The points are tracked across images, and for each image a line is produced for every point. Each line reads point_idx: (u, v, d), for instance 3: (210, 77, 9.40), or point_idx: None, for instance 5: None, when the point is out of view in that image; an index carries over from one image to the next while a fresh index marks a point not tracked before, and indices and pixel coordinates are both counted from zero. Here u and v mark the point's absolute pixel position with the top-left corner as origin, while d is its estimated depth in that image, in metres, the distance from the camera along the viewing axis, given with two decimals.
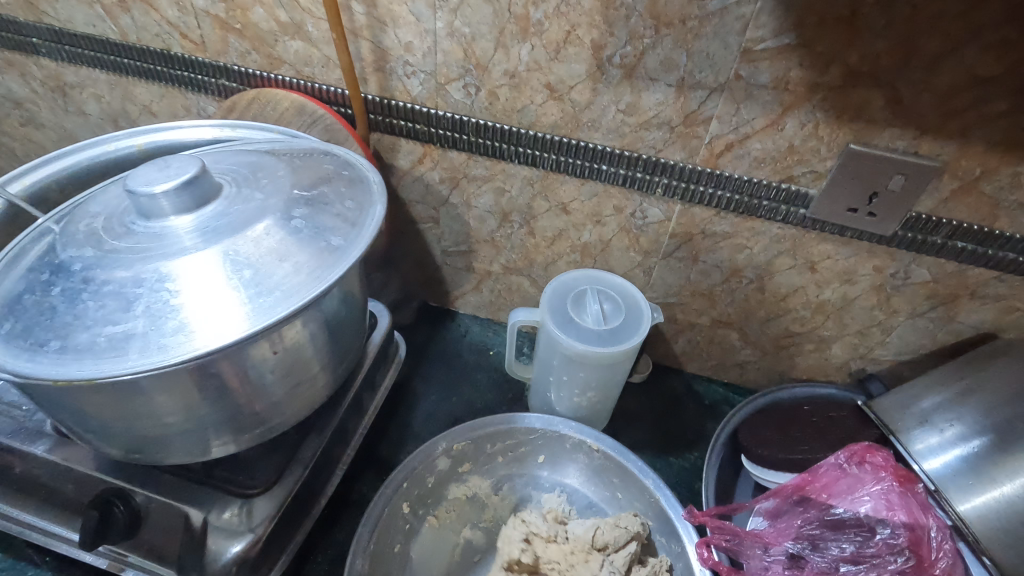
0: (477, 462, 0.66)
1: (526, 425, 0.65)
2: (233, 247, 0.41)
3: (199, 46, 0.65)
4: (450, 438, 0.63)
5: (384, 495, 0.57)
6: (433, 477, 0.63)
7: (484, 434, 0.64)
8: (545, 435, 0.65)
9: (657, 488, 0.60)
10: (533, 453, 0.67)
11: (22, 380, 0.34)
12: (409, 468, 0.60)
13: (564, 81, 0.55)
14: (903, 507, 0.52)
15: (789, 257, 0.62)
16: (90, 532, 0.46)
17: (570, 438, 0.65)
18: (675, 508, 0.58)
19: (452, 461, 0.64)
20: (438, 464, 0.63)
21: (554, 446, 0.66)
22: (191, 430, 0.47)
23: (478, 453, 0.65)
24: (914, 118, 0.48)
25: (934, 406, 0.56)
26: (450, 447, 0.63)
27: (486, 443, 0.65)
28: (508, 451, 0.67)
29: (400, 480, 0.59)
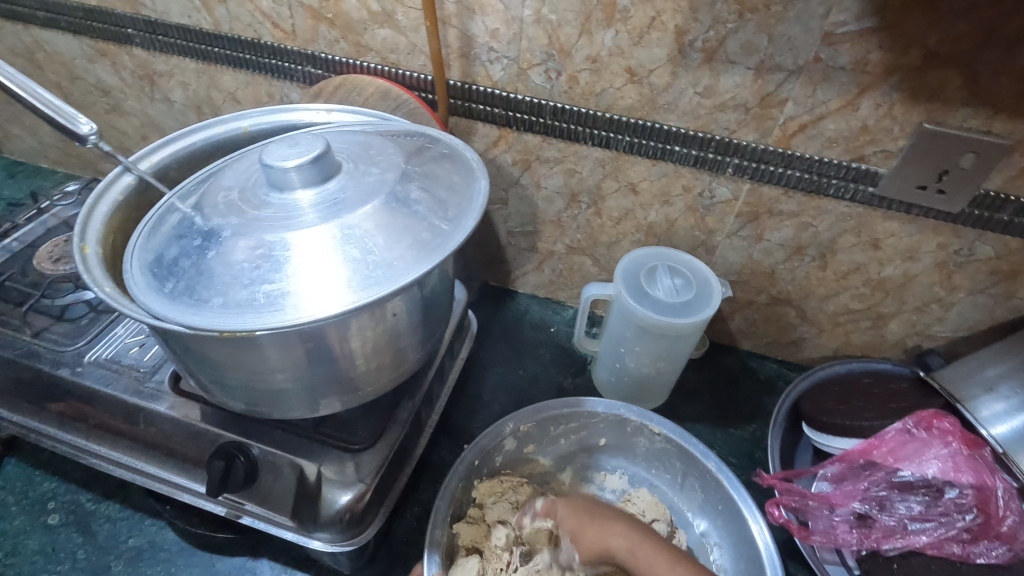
0: (542, 443, 0.68)
1: (589, 411, 0.66)
2: (362, 217, 0.45)
3: (289, 35, 0.69)
4: (517, 419, 0.64)
5: (457, 471, 0.59)
6: (500, 457, 0.65)
7: (547, 416, 0.65)
8: (608, 419, 0.67)
9: (719, 469, 0.62)
10: (594, 437, 0.69)
11: (194, 330, 0.38)
12: (479, 447, 0.62)
13: (644, 65, 0.58)
14: (970, 470, 0.53)
15: (854, 235, 0.64)
16: (217, 481, 0.50)
17: (631, 422, 0.66)
18: (737, 488, 0.60)
19: (518, 441, 0.66)
20: (506, 444, 0.65)
21: (613, 429, 0.68)
22: (307, 387, 0.51)
23: (542, 435, 0.67)
24: (989, 98, 0.51)
25: (998, 376, 0.59)
26: (517, 428, 0.64)
27: (550, 427, 0.67)
28: (570, 433, 0.68)
29: (472, 459, 0.61)
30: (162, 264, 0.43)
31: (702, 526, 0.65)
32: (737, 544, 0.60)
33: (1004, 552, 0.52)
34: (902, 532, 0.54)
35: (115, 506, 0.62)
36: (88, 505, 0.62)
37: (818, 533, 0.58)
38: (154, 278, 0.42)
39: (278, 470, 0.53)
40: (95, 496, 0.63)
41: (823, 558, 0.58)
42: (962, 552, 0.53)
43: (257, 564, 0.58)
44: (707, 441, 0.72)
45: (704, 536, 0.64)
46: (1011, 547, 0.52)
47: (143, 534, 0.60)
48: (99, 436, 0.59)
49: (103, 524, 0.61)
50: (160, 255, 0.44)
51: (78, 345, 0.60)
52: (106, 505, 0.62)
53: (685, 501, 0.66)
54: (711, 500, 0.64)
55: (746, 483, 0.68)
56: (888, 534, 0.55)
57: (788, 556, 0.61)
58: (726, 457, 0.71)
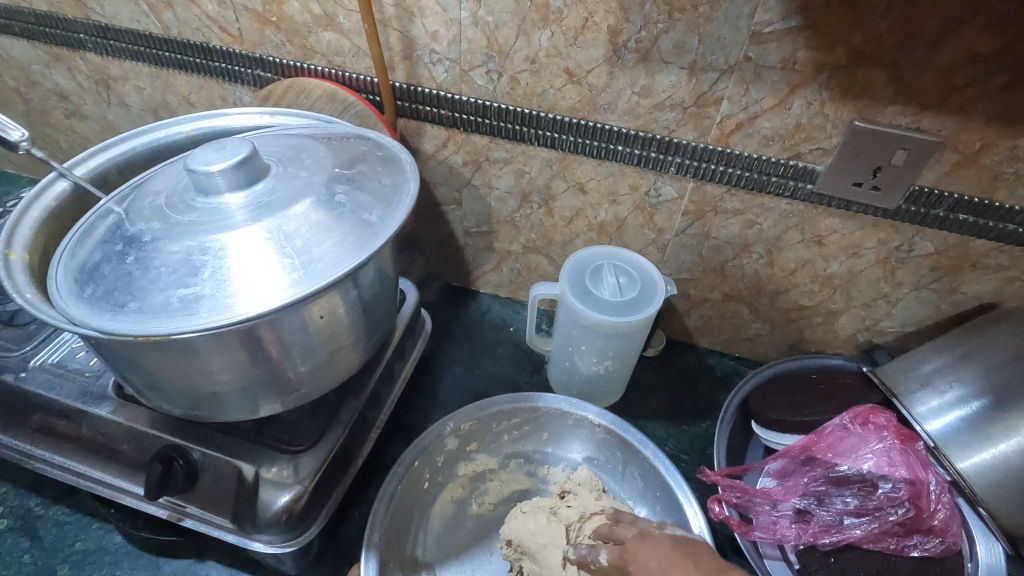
0: (484, 441, 0.69)
1: (530, 405, 0.68)
2: (285, 220, 0.45)
3: (237, 38, 0.69)
4: (457, 418, 0.66)
5: (395, 473, 0.60)
6: (442, 456, 0.66)
7: (489, 414, 0.67)
8: (551, 414, 0.69)
9: (655, 457, 0.64)
10: (538, 431, 0.70)
11: (108, 335, 0.39)
12: (420, 448, 0.63)
13: (581, 66, 0.59)
14: (904, 464, 0.55)
15: (798, 232, 0.65)
16: (155, 482, 0.50)
17: (573, 415, 0.68)
18: (673, 475, 0.62)
19: (459, 440, 0.67)
20: (447, 443, 0.66)
21: (556, 422, 0.70)
22: (242, 390, 0.51)
23: (484, 433, 0.68)
24: (916, 95, 0.51)
25: (936, 371, 0.59)
26: (458, 427, 0.66)
27: (492, 423, 0.68)
28: (514, 429, 0.70)
29: (412, 460, 0.62)
30: (84, 270, 0.43)
31: (642, 513, 0.65)
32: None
33: (936, 545, 0.53)
34: (838, 527, 0.55)
35: (64, 510, 0.62)
36: (36, 510, 0.62)
37: (759, 528, 0.57)
38: (75, 284, 0.43)
39: (218, 475, 0.54)
40: (45, 500, 0.63)
41: (764, 553, 0.57)
42: (896, 547, 0.53)
43: (203, 566, 0.59)
44: (659, 438, 0.73)
45: None
46: (943, 539, 0.53)
47: (91, 538, 0.61)
48: (45, 440, 0.60)
49: (51, 528, 0.61)
50: (84, 261, 0.44)
51: (24, 350, 0.61)
52: (55, 509, 0.62)
53: (627, 490, 0.67)
54: (651, 486, 0.65)
55: (695, 479, 0.68)
56: (825, 529, 0.55)
57: (729, 548, 0.61)
58: (678, 454, 0.71)
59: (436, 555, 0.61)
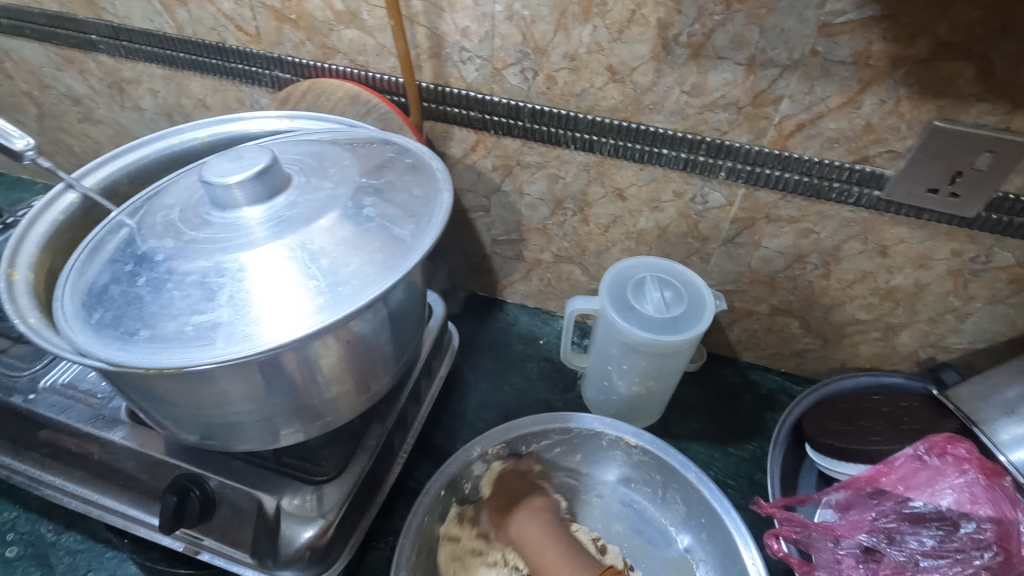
0: (513, 466, 0.64)
1: (562, 425, 0.63)
2: (308, 236, 0.41)
3: (254, 38, 0.65)
4: (484, 442, 0.61)
5: (422, 505, 0.56)
6: (469, 483, 0.61)
7: (520, 436, 0.62)
8: (585, 435, 0.63)
9: (699, 480, 0.59)
10: (570, 453, 0.65)
11: (116, 368, 0.35)
12: (445, 477, 0.58)
13: (625, 63, 0.54)
14: (988, 500, 0.48)
15: (859, 241, 0.59)
16: (169, 516, 0.47)
17: (607, 436, 0.63)
18: (720, 501, 0.57)
19: (488, 465, 0.62)
20: (475, 470, 0.61)
21: (589, 443, 0.65)
22: (262, 419, 0.47)
23: (513, 457, 0.64)
24: (1007, 92, 0.46)
25: (1020, 397, 0.53)
26: (485, 452, 0.61)
27: (522, 446, 0.63)
28: (545, 451, 0.65)
29: (437, 489, 0.57)
30: (92, 292, 0.40)
31: (686, 541, 0.61)
32: (724, 561, 0.57)
33: None
34: (914, 569, 0.49)
35: (75, 538, 0.59)
36: (48, 537, 0.59)
37: (821, 567, 0.52)
38: (82, 308, 0.39)
39: (237, 505, 0.50)
40: (56, 526, 0.60)
41: None
42: None
43: None
44: (703, 461, 0.68)
45: (689, 551, 0.60)
46: None
47: (103, 568, 0.57)
48: (55, 466, 0.56)
49: (62, 557, 0.58)
50: (91, 283, 0.41)
51: (34, 369, 0.57)
52: (67, 536, 0.59)
53: (667, 516, 0.63)
54: (693, 513, 0.60)
55: (744, 508, 0.63)
56: (899, 571, 0.49)
57: None
58: (724, 479, 0.66)
59: None
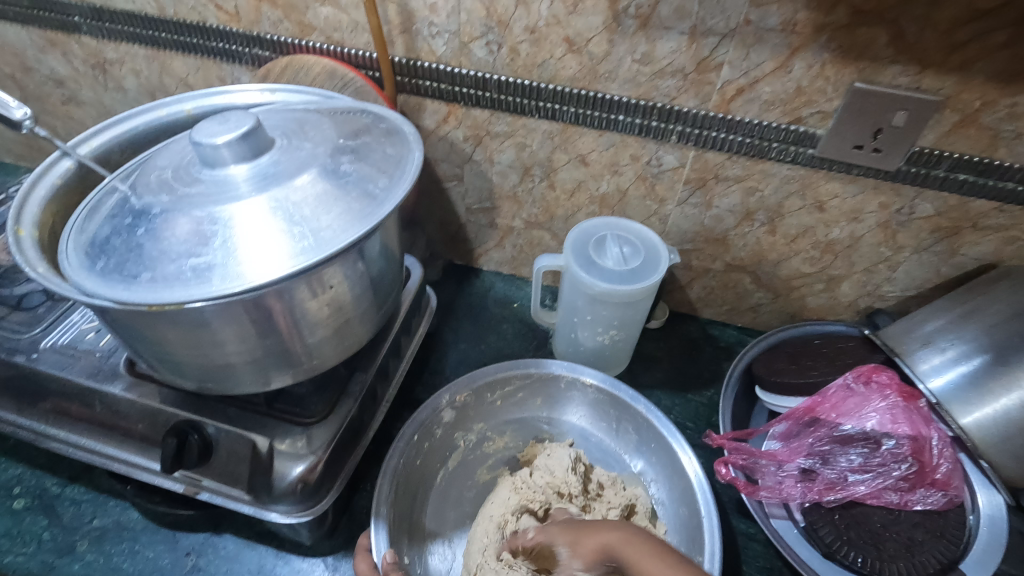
0: (480, 411, 0.70)
1: (522, 370, 0.69)
2: (291, 191, 0.45)
3: (233, 17, 0.69)
4: (452, 390, 0.67)
5: (397, 447, 0.61)
6: (440, 430, 0.67)
7: (483, 383, 0.68)
8: (542, 377, 0.70)
9: (647, 411, 0.66)
10: (531, 397, 0.72)
11: (122, 305, 0.39)
12: (417, 422, 0.63)
13: (581, 35, 0.59)
14: (907, 420, 0.55)
15: (799, 198, 0.65)
16: (170, 458, 0.51)
17: (564, 377, 0.70)
18: (665, 425, 0.64)
19: (456, 412, 0.68)
20: (444, 416, 0.67)
21: (549, 386, 0.71)
22: (254, 363, 0.51)
23: (479, 404, 0.69)
24: (916, 53, 0.51)
25: (937, 330, 0.60)
26: (453, 399, 0.67)
27: (487, 393, 0.69)
28: (508, 396, 0.71)
29: (410, 434, 0.62)
30: (94, 243, 0.44)
31: (639, 465, 0.67)
32: (672, 477, 0.64)
33: (939, 498, 0.55)
34: (843, 484, 0.56)
35: (80, 489, 0.63)
36: (53, 489, 0.63)
37: (765, 488, 0.59)
38: (86, 257, 0.43)
39: (231, 450, 0.53)
40: (61, 480, 0.64)
41: (770, 513, 0.58)
42: (900, 501, 0.55)
43: (220, 539, 0.60)
44: (664, 406, 0.74)
45: (642, 473, 0.67)
46: (945, 492, 0.55)
47: (108, 515, 0.61)
48: (58, 420, 0.60)
49: (69, 506, 0.62)
50: (93, 236, 0.45)
51: (35, 331, 0.61)
52: (72, 488, 0.63)
53: (621, 446, 0.69)
54: (644, 439, 0.67)
55: (701, 445, 0.69)
56: (830, 486, 0.56)
57: (734, 510, 0.63)
58: (684, 422, 0.72)
59: (445, 525, 0.63)
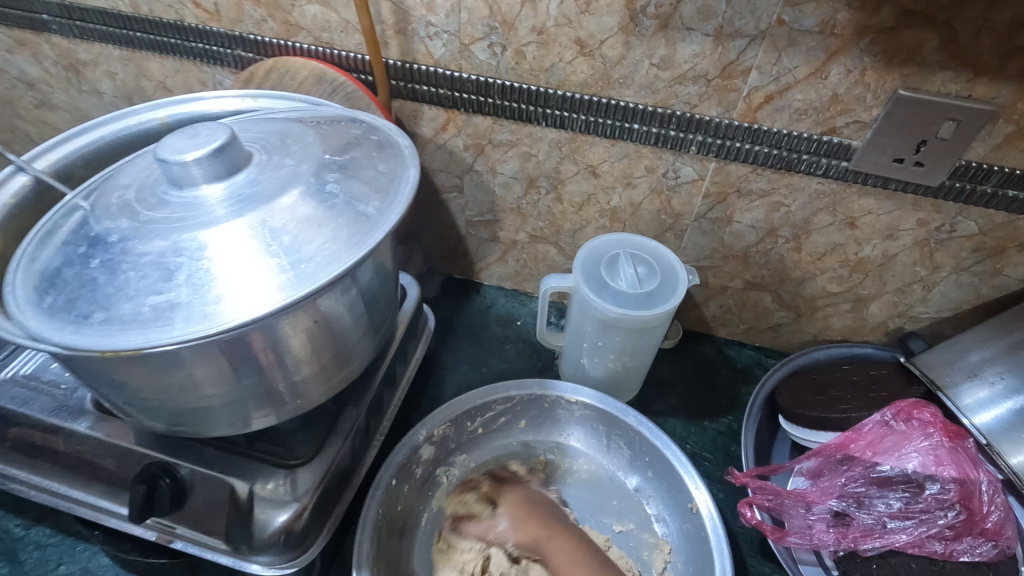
0: (463, 443, 0.65)
1: (503, 394, 0.64)
2: (269, 215, 0.40)
3: (214, 15, 0.63)
4: (428, 425, 0.61)
5: (375, 497, 0.55)
6: (420, 468, 0.61)
7: (462, 413, 0.63)
8: (524, 399, 0.65)
9: (639, 423, 0.62)
10: (515, 420, 0.66)
11: (70, 351, 0.34)
12: (394, 465, 0.57)
13: (594, 36, 0.53)
14: (953, 462, 0.51)
15: (829, 214, 0.60)
16: (139, 505, 0.46)
17: (549, 396, 0.65)
18: (660, 438, 0.61)
19: (435, 448, 0.62)
20: (424, 453, 0.61)
21: (532, 407, 0.66)
22: (230, 403, 0.46)
23: (461, 434, 0.64)
24: (969, 59, 0.46)
25: (982, 361, 0.55)
26: (431, 433, 0.61)
27: (467, 421, 0.64)
28: (490, 422, 0.66)
29: (388, 479, 0.56)
30: (44, 276, 0.38)
31: (634, 481, 0.63)
32: (671, 492, 0.60)
33: (989, 549, 0.49)
34: (881, 530, 0.51)
35: (45, 532, 0.58)
36: (15, 532, 0.58)
37: (793, 533, 0.54)
38: (34, 292, 0.38)
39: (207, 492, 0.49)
40: (24, 521, 0.59)
41: (799, 558, 0.54)
42: (945, 551, 0.49)
43: None
44: (679, 436, 0.69)
45: (638, 490, 0.63)
46: (996, 543, 0.49)
47: (75, 561, 0.56)
48: (19, 459, 0.55)
49: (32, 552, 0.57)
50: (44, 266, 0.39)
51: None
52: (36, 530, 0.58)
53: (613, 462, 0.65)
54: (639, 454, 0.63)
55: (720, 479, 0.64)
56: (866, 533, 0.51)
57: (749, 555, 0.58)
58: (701, 453, 0.67)
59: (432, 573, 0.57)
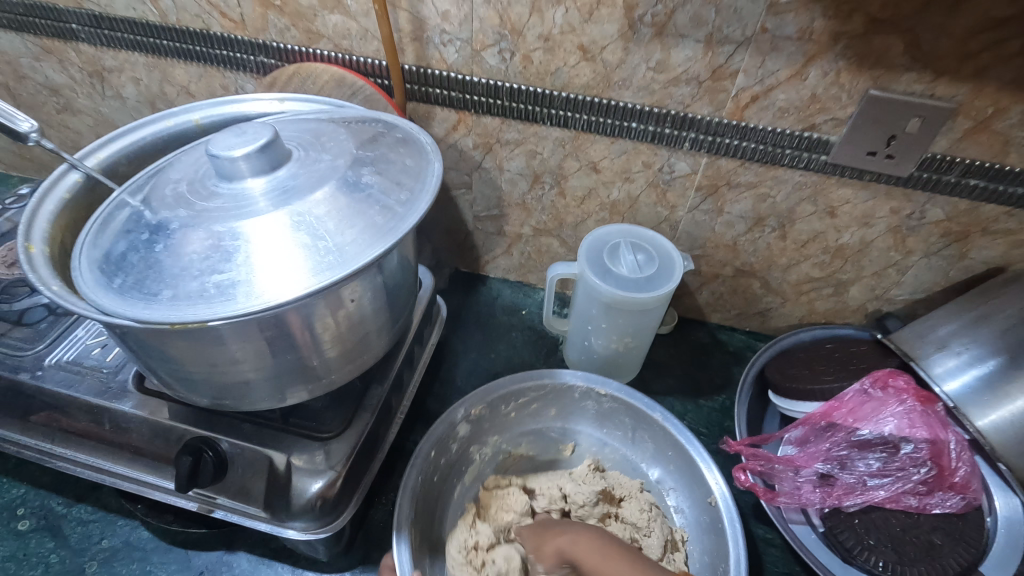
0: (495, 424, 0.69)
1: (537, 382, 0.68)
2: (312, 205, 0.44)
3: (239, 24, 0.67)
4: (467, 404, 0.65)
5: (415, 465, 0.59)
6: (455, 445, 0.65)
7: (496, 398, 0.67)
8: (555, 389, 0.69)
9: (664, 419, 0.65)
10: (545, 407, 0.71)
11: (143, 324, 0.38)
12: (433, 438, 0.62)
13: (596, 42, 0.58)
14: (924, 424, 0.56)
15: (810, 204, 0.65)
16: (185, 477, 0.50)
17: (578, 388, 0.68)
18: (682, 434, 0.64)
19: (471, 426, 0.66)
20: (459, 430, 0.65)
21: (562, 398, 0.70)
22: (270, 379, 0.50)
23: (494, 416, 0.68)
24: (930, 63, 0.52)
25: (950, 334, 0.60)
26: (469, 413, 0.65)
27: (501, 404, 0.68)
28: (522, 407, 0.70)
29: (428, 451, 0.61)
30: (110, 260, 0.43)
31: (656, 473, 0.67)
32: (691, 485, 0.64)
33: (957, 501, 0.55)
34: (862, 488, 0.56)
35: (86, 509, 0.61)
36: (58, 510, 0.62)
37: (783, 494, 0.59)
38: (102, 275, 0.42)
39: (250, 464, 0.53)
40: (66, 499, 0.62)
41: (788, 518, 0.59)
42: (919, 505, 0.55)
43: (234, 557, 0.59)
44: (677, 413, 0.74)
45: (659, 482, 0.67)
46: (964, 495, 0.55)
47: (116, 535, 0.60)
48: (66, 439, 0.59)
49: (75, 527, 0.60)
50: (108, 251, 0.43)
51: (39, 348, 0.60)
52: (78, 508, 0.62)
53: (637, 454, 0.69)
54: (662, 448, 0.67)
55: (715, 451, 0.69)
56: (849, 491, 0.57)
57: (751, 516, 0.63)
58: (697, 428, 0.72)
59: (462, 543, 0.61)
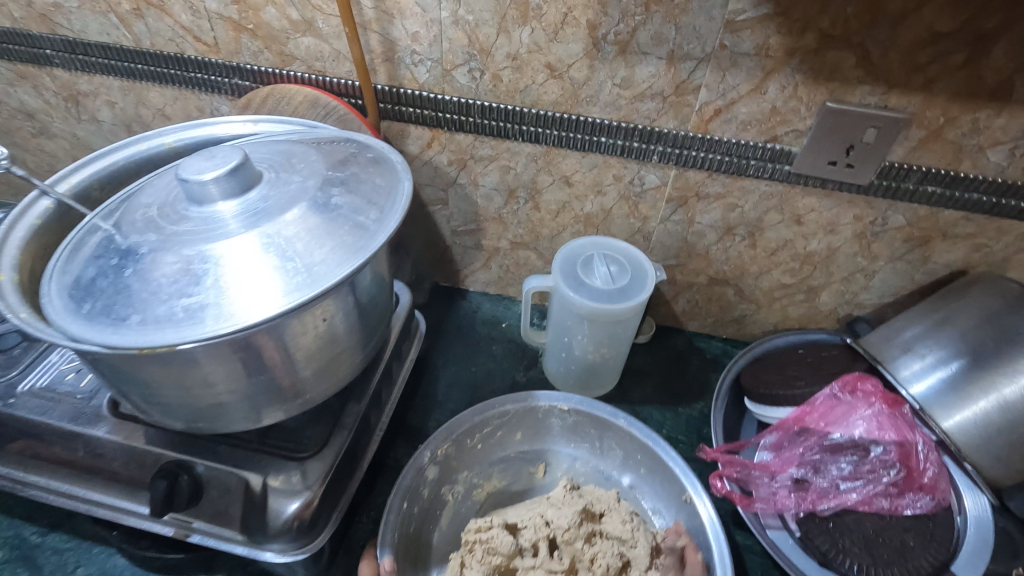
0: (464, 461, 0.68)
1: (498, 410, 0.69)
2: (282, 226, 0.45)
3: (212, 48, 0.68)
4: (433, 445, 0.65)
5: (391, 512, 0.59)
6: (427, 489, 0.64)
7: (463, 431, 0.67)
8: (518, 412, 0.70)
9: (629, 424, 0.67)
10: (511, 432, 0.71)
11: (112, 349, 0.38)
12: (403, 488, 0.61)
13: (563, 61, 0.60)
14: (892, 426, 0.58)
15: (778, 212, 0.67)
16: (160, 501, 0.50)
17: (541, 407, 0.70)
18: (650, 436, 0.66)
19: (439, 467, 0.66)
20: (428, 473, 0.64)
21: (527, 418, 0.71)
22: (244, 399, 0.50)
23: (461, 452, 0.68)
24: (882, 75, 0.54)
25: (915, 337, 0.62)
26: (435, 454, 0.65)
27: (466, 440, 0.68)
28: (487, 438, 0.70)
29: (399, 502, 0.60)
30: (79, 285, 0.43)
31: (628, 479, 0.68)
32: (664, 485, 0.65)
33: (928, 501, 0.57)
34: (835, 492, 0.57)
35: (61, 537, 0.61)
36: (33, 539, 0.61)
37: (760, 499, 0.60)
38: (71, 300, 0.42)
39: (225, 486, 0.53)
40: (41, 528, 0.62)
41: (766, 523, 0.58)
42: (891, 506, 0.56)
43: None
44: (656, 421, 0.74)
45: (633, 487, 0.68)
46: (933, 496, 0.57)
47: (92, 563, 0.59)
48: (40, 466, 0.58)
49: (50, 556, 0.60)
50: (77, 277, 0.44)
51: (12, 374, 0.59)
52: (53, 536, 0.61)
53: (607, 464, 0.70)
54: (631, 453, 0.68)
55: (694, 458, 0.70)
56: (822, 495, 0.58)
57: (733, 524, 0.63)
58: (676, 436, 0.73)
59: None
